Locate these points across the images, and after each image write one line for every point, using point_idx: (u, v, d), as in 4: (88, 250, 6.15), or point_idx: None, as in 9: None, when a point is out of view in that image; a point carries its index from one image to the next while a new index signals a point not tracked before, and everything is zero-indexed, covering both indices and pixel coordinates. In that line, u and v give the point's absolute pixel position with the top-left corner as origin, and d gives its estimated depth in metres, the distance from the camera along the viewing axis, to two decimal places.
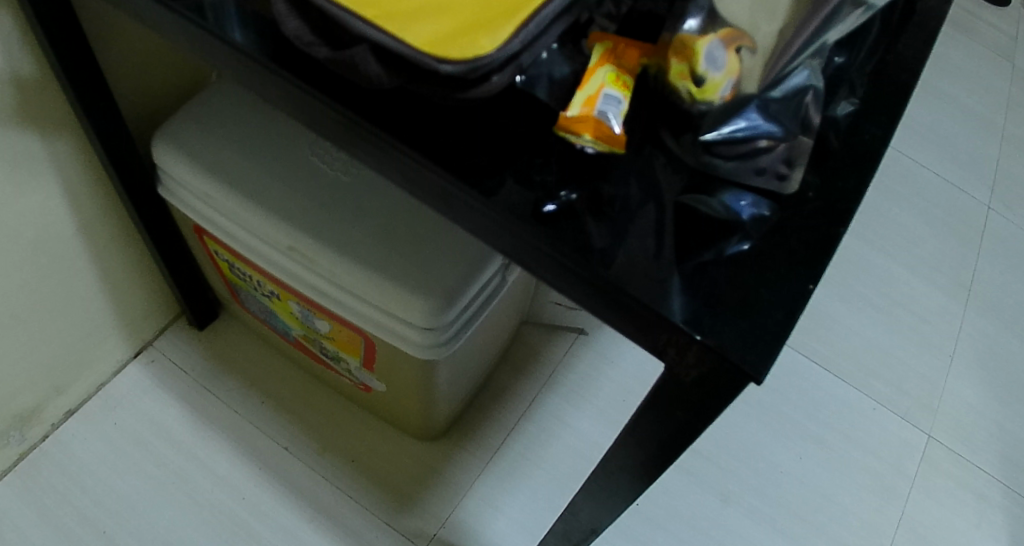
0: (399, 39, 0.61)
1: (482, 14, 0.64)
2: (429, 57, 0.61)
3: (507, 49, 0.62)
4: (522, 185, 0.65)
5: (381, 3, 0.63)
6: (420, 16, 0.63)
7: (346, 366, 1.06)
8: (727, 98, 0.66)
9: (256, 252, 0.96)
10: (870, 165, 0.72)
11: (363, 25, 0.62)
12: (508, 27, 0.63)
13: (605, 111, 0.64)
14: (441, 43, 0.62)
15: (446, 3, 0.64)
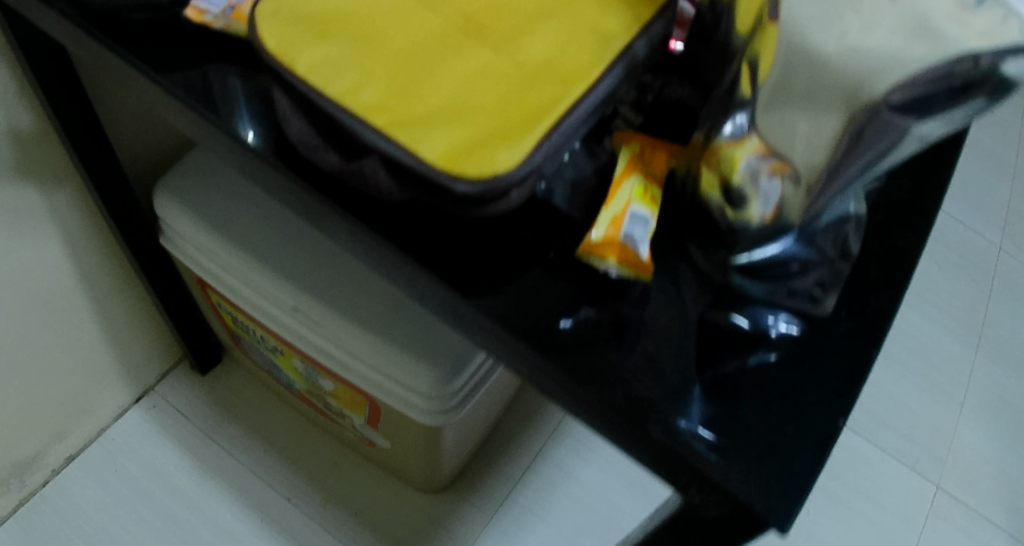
0: (414, 151, 0.58)
1: (506, 118, 0.60)
2: (445, 172, 0.58)
3: (531, 161, 0.58)
4: (537, 303, 0.63)
5: (397, 107, 0.60)
6: (440, 121, 0.60)
7: (351, 422, 1.07)
8: (766, 221, 0.59)
9: (263, 312, 0.99)
10: (903, 275, 0.69)
11: (375, 135, 0.59)
12: (532, 136, 0.59)
13: (631, 233, 0.60)
14: (460, 155, 0.58)
15: (465, 107, 0.60)
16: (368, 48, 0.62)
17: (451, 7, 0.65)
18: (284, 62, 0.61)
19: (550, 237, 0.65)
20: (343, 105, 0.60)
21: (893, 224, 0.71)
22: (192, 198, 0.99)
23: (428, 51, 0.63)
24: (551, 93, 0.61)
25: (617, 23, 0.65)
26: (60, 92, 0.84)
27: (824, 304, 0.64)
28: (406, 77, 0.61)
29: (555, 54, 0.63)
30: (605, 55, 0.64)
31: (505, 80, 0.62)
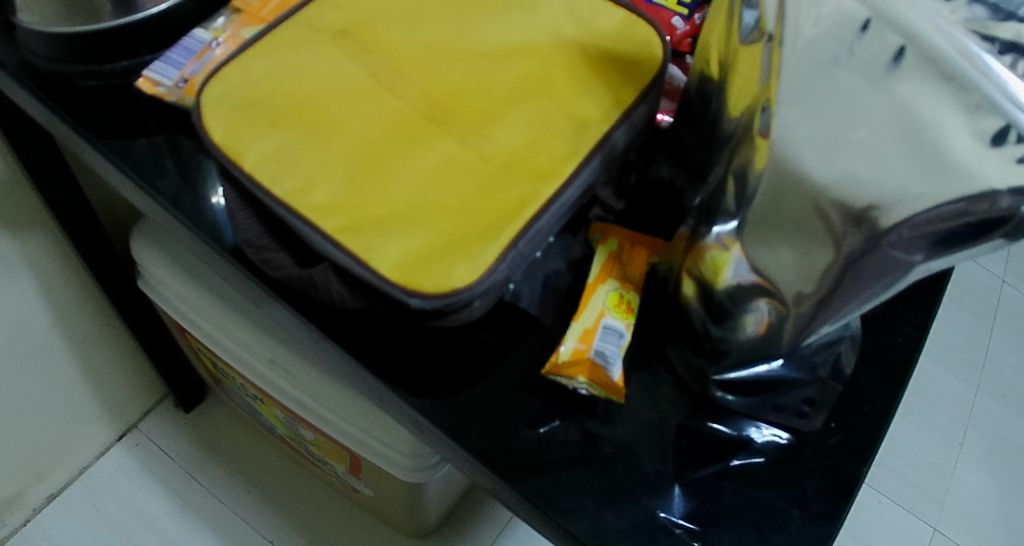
0: (367, 262, 0.54)
1: (468, 223, 0.55)
2: (399, 286, 0.54)
3: (492, 274, 0.54)
4: (501, 415, 0.59)
5: (351, 209, 0.56)
6: (395, 226, 0.55)
7: (333, 469, 1.02)
8: (757, 334, 0.55)
9: (242, 361, 0.95)
10: (901, 379, 0.63)
11: (327, 243, 0.55)
12: (495, 245, 0.54)
13: (602, 350, 0.55)
14: (416, 267, 0.54)
15: (424, 208, 0.56)
16: (322, 139, 0.58)
17: (414, 88, 0.60)
18: (232, 156, 0.57)
19: (516, 342, 0.61)
20: (294, 208, 0.56)
21: (890, 318, 0.66)
22: (168, 244, 0.95)
23: (387, 142, 0.58)
24: (518, 192, 0.56)
25: (596, 107, 0.59)
26: (28, 144, 0.80)
27: (812, 421, 0.60)
28: (362, 174, 0.57)
29: (527, 145, 0.58)
30: (580, 146, 0.58)
31: (469, 178, 0.57)
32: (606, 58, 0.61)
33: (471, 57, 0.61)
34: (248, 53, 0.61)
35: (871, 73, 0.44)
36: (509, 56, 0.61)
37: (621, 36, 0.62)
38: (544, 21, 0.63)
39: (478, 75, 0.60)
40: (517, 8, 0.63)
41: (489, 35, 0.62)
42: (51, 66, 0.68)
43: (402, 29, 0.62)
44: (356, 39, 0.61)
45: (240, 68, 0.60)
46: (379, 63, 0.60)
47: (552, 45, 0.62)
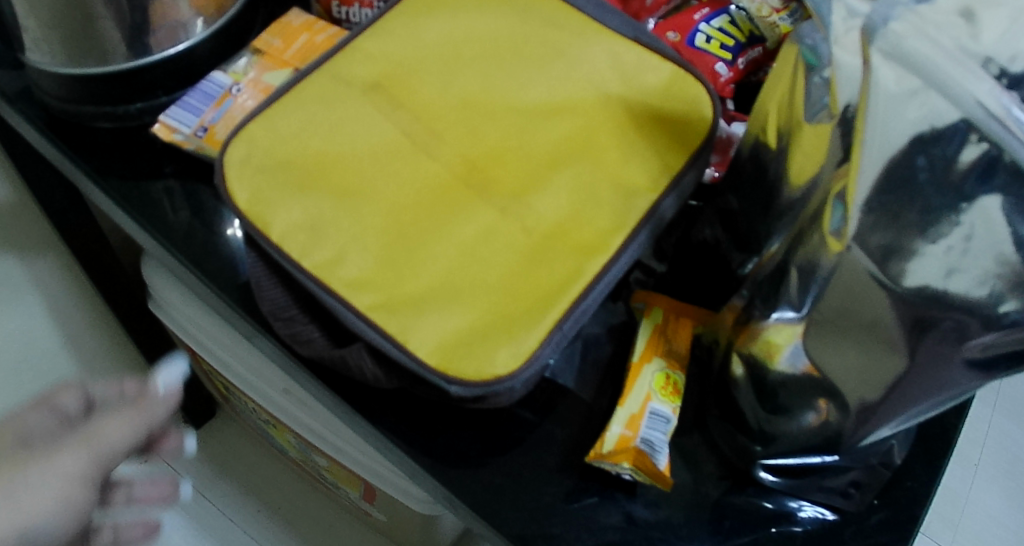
0: (403, 343, 0.51)
1: (509, 303, 0.51)
2: (436, 370, 0.50)
3: (537, 360, 0.50)
4: (539, 490, 0.56)
5: (387, 284, 0.52)
6: (431, 305, 0.52)
7: (346, 493, 0.98)
8: (815, 423, 0.53)
9: (254, 387, 0.91)
10: (944, 452, 0.60)
11: (361, 322, 0.51)
12: (538, 329, 0.51)
13: (649, 438, 0.53)
14: (457, 352, 0.50)
15: (463, 284, 0.52)
16: (352, 207, 0.54)
17: (450, 149, 0.56)
18: (256, 223, 0.54)
19: (554, 416, 0.58)
20: (323, 280, 0.52)
21: None
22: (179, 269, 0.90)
23: (422, 210, 0.54)
24: (561, 268, 0.53)
25: (642, 173, 0.56)
26: (37, 172, 0.77)
27: (857, 502, 0.57)
28: (396, 246, 0.53)
29: (570, 216, 0.54)
30: (627, 217, 0.54)
31: (510, 252, 0.53)
32: (653, 118, 0.58)
33: (510, 115, 0.58)
34: (274, 109, 0.58)
35: (964, 184, 0.41)
36: (549, 114, 0.58)
37: (667, 93, 0.59)
38: (586, 76, 0.59)
39: (517, 137, 0.57)
40: (557, 61, 0.60)
41: (529, 91, 0.58)
42: (62, 105, 0.65)
43: (436, 84, 0.58)
44: (388, 94, 0.58)
45: (265, 125, 0.57)
46: (412, 121, 0.57)
47: (595, 102, 0.58)
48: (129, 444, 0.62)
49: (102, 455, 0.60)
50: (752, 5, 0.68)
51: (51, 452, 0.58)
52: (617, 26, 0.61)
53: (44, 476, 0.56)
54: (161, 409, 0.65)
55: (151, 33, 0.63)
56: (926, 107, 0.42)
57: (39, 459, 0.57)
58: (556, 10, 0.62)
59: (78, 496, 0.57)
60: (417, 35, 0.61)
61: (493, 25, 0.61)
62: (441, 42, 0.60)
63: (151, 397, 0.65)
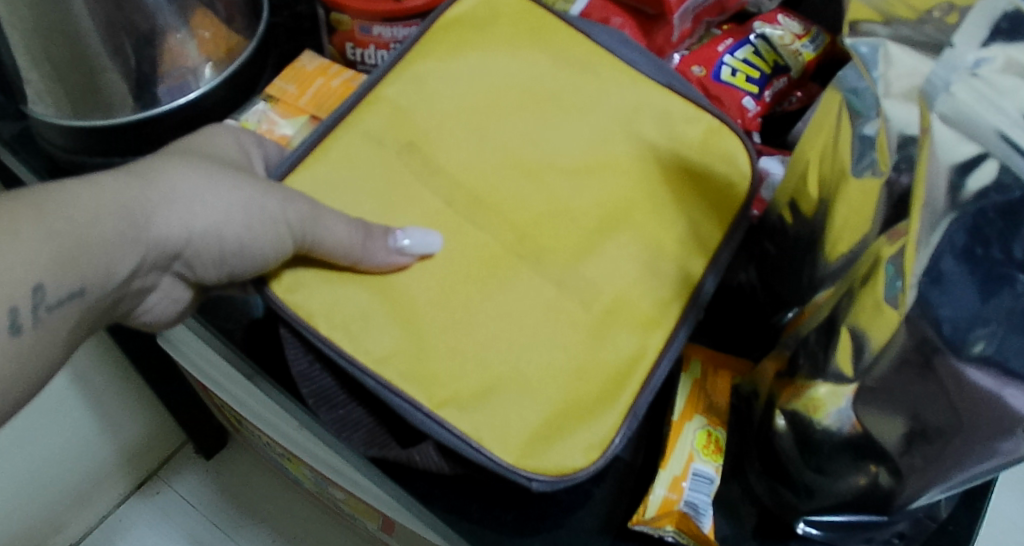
0: (475, 441, 0.49)
1: (579, 386, 0.51)
2: (518, 468, 0.49)
3: (613, 449, 0.49)
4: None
5: (446, 369, 0.51)
6: (500, 393, 0.50)
7: (364, 524, 0.96)
8: (863, 485, 0.52)
9: (268, 424, 0.86)
10: (986, 491, 0.59)
11: (431, 422, 0.49)
12: (611, 413, 0.50)
13: (693, 501, 0.52)
14: (533, 445, 0.49)
15: (525, 367, 0.51)
16: (393, 283, 0.53)
17: (497, 219, 0.55)
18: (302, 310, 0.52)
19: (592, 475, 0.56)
20: (376, 370, 0.50)
21: None
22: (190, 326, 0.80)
23: (475, 283, 0.53)
24: (624, 347, 0.52)
25: (683, 233, 0.56)
26: None
27: None
28: (451, 324, 0.52)
29: (625, 287, 0.54)
30: (676, 283, 0.54)
31: (572, 329, 0.52)
32: (687, 173, 0.57)
33: (551, 177, 0.57)
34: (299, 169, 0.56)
35: None
36: (590, 173, 0.57)
37: (704, 147, 0.58)
38: (621, 130, 0.59)
39: (561, 201, 0.56)
40: (589, 111, 0.59)
41: (566, 146, 0.58)
42: (70, 157, 0.63)
43: (469, 145, 0.57)
44: (420, 154, 0.57)
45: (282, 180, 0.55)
46: (451, 188, 0.56)
47: (633, 159, 0.58)
48: (336, 251, 0.51)
49: (314, 234, 0.51)
50: (775, 34, 0.66)
51: (270, 185, 0.52)
52: (648, 72, 0.61)
53: (249, 234, 0.51)
54: (379, 259, 0.52)
55: (159, 82, 0.61)
56: (991, 173, 0.41)
57: (276, 197, 0.51)
58: (585, 51, 0.61)
59: (271, 256, 0.52)
60: (443, 86, 0.59)
61: (526, 72, 0.60)
62: (468, 94, 0.59)
63: (373, 242, 0.52)
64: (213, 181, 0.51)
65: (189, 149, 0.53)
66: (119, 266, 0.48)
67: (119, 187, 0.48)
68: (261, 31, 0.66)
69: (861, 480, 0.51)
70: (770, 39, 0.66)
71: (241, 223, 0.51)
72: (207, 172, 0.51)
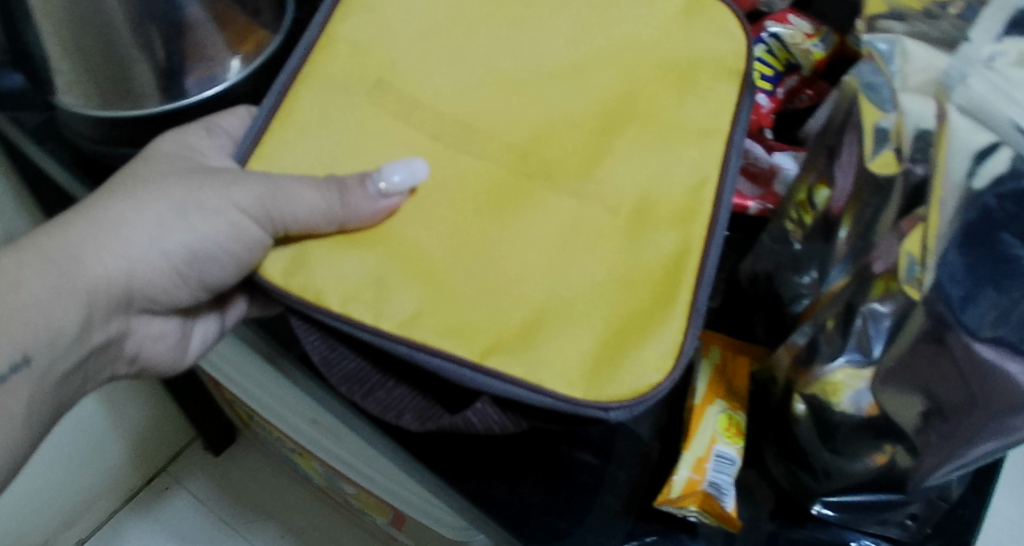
0: (536, 384, 0.48)
1: (632, 291, 0.49)
2: (588, 400, 0.47)
3: (685, 354, 0.47)
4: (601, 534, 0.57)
5: (462, 308, 0.50)
6: (551, 323, 0.49)
7: (373, 519, 0.97)
8: (879, 464, 0.54)
9: (283, 417, 0.87)
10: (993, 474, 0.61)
11: (483, 374, 0.48)
12: (672, 317, 0.48)
13: (716, 482, 0.53)
14: (599, 371, 0.48)
15: (551, 290, 0.50)
16: (393, 237, 0.52)
17: (491, 144, 0.54)
18: (307, 297, 0.51)
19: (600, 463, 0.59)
20: (407, 335, 0.49)
21: None
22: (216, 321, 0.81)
23: (492, 207, 0.52)
24: (664, 244, 0.51)
25: (701, 115, 0.54)
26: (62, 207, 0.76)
27: (912, 535, 0.58)
28: (469, 256, 0.51)
29: (648, 180, 0.52)
30: (705, 163, 0.53)
31: (607, 243, 0.51)
32: (672, 61, 0.55)
33: (538, 90, 0.55)
34: (271, 133, 0.55)
35: None
36: (583, 72, 0.55)
37: (685, 24, 0.56)
38: (588, 20, 0.57)
39: (558, 109, 0.55)
40: (551, 12, 0.57)
41: (546, 50, 0.56)
42: (94, 146, 0.64)
43: (446, 73, 0.56)
44: (393, 90, 0.56)
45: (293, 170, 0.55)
46: (439, 125, 0.54)
47: (615, 45, 0.56)
48: (311, 220, 0.51)
49: (273, 215, 0.51)
50: (786, 34, 0.68)
51: (216, 182, 0.54)
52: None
53: (198, 233, 0.54)
54: (365, 211, 0.51)
55: (188, 72, 0.62)
56: (1007, 161, 0.43)
57: (220, 189, 0.53)
58: None
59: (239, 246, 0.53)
60: (404, 20, 0.58)
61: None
62: (421, 15, 0.58)
63: (349, 196, 0.50)
64: (150, 201, 0.54)
65: (135, 175, 0.55)
66: (75, 317, 0.52)
67: (53, 243, 0.51)
68: (287, 23, 0.66)
69: (877, 459, 0.53)
70: (783, 37, 0.68)
71: (185, 231, 0.54)
72: (135, 196, 0.54)
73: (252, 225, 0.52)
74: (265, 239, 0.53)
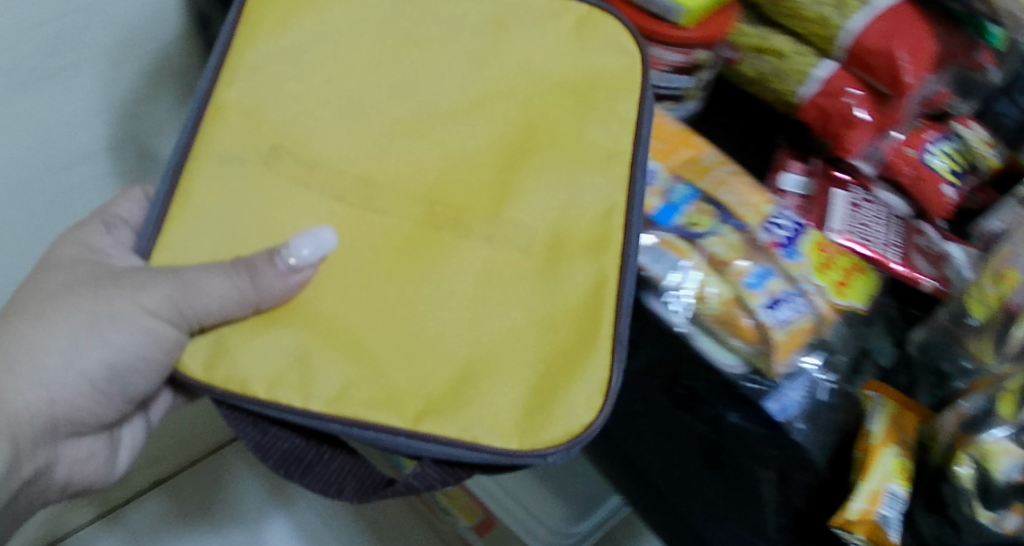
0: (472, 441, 0.45)
1: (552, 334, 0.47)
2: (526, 452, 0.45)
3: (615, 391, 0.46)
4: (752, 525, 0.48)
5: (380, 367, 0.46)
6: (480, 378, 0.46)
7: (454, 522, 0.92)
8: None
9: None
10: None
11: (427, 442, 0.45)
12: (597, 361, 0.46)
13: (886, 516, 0.43)
14: (537, 417, 0.45)
15: (468, 353, 0.46)
16: (309, 311, 0.47)
17: (394, 198, 0.49)
18: (234, 388, 0.46)
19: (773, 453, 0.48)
20: (340, 413, 0.45)
21: None
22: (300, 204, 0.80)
23: (405, 263, 0.48)
24: (582, 278, 0.48)
25: (606, 138, 0.51)
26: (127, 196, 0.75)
27: None
28: (380, 315, 0.47)
29: (562, 216, 0.49)
30: (612, 197, 0.50)
31: (526, 288, 0.48)
32: (571, 89, 0.52)
33: (442, 126, 0.50)
34: (173, 218, 0.48)
35: None
36: (483, 104, 0.51)
37: (580, 42, 0.53)
38: (477, 51, 0.52)
39: (459, 151, 0.50)
40: (445, 48, 0.52)
41: (438, 90, 0.51)
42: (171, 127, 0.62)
43: (343, 124, 0.50)
44: (291, 156, 0.49)
45: None
46: (341, 179, 0.49)
47: (510, 71, 0.52)
48: (224, 309, 0.45)
49: (190, 309, 0.45)
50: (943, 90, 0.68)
51: (112, 288, 0.47)
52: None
53: (116, 348, 0.48)
54: (277, 290, 0.45)
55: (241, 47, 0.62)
56: None
57: (124, 294, 0.47)
58: None
59: (161, 353, 0.47)
60: (308, 60, 0.51)
61: (350, 32, 0.51)
62: (308, 69, 0.51)
63: (261, 276, 0.45)
64: (45, 324, 0.47)
65: (16, 302, 0.48)
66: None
67: None
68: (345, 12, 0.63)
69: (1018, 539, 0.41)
70: (964, 139, 0.59)
71: (101, 348, 0.48)
72: (41, 309, 0.47)
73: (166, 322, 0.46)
74: (179, 338, 0.46)
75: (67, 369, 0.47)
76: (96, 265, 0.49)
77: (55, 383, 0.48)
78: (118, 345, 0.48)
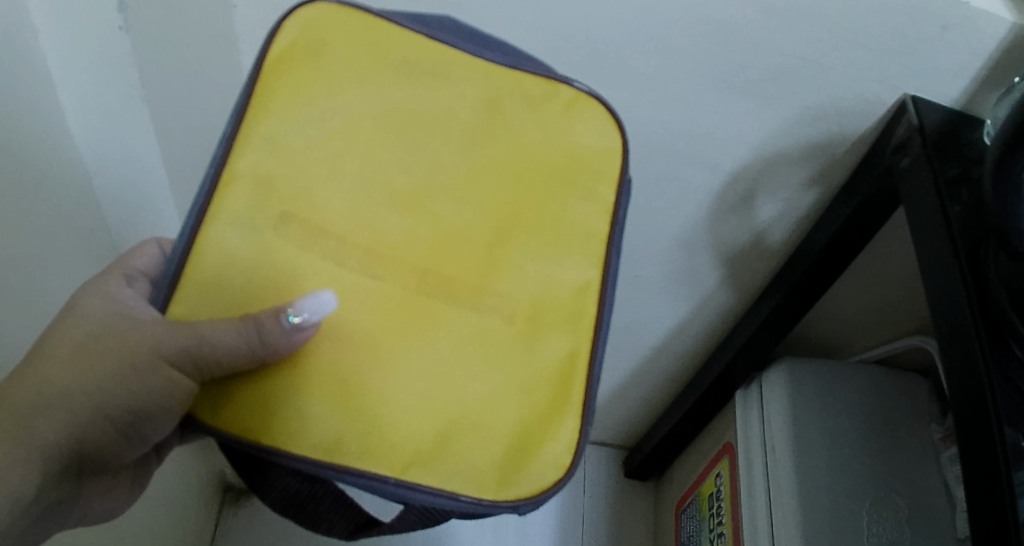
0: (451, 490, 0.52)
1: (530, 393, 0.55)
2: (500, 501, 0.53)
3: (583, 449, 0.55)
4: None
5: (375, 425, 0.52)
6: (461, 433, 0.53)
7: None
8: None
9: None
10: None
11: (412, 490, 0.52)
12: (565, 425, 0.55)
13: None
14: (510, 472, 0.53)
15: (450, 412, 0.53)
16: (311, 369, 0.52)
17: (395, 268, 0.54)
18: (238, 431, 0.51)
19: None
20: (334, 461, 0.51)
21: None
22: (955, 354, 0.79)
23: (397, 327, 0.53)
24: (554, 350, 0.56)
25: (587, 218, 0.57)
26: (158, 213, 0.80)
27: None
28: (373, 370, 0.53)
29: (543, 291, 0.56)
30: (589, 277, 0.57)
31: (506, 354, 0.55)
32: (557, 169, 0.57)
33: (438, 202, 0.55)
34: (187, 274, 0.52)
35: None
36: (479, 180, 0.56)
37: (564, 123, 0.58)
38: (474, 129, 0.56)
39: (455, 223, 0.55)
40: (446, 125, 0.56)
41: (440, 168, 0.56)
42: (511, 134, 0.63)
43: (346, 193, 0.54)
44: (299, 222, 0.54)
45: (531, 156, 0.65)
46: (344, 247, 0.54)
47: (502, 152, 0.57)
48: (234, 361, 0.50)
49: (203, 362, 0.50)
50: None
51: (132, 340, 0.52)
52: (492, 57, 0.57)
53: (131, 391, 0.52)
54: (282, 345, 0.50)
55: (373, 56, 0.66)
56: None
57: (141, 347, 0.51)
58: (346, 49, 0.55)
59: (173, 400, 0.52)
60: (318, 132, 0.55)
61: (359, 107, 0.55)
62: (318, 140, 0.55)
63: (270, 338, 0.50)
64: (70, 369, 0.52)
65: (41, 349, 0.53)
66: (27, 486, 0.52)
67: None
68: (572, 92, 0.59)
69: None
70: None
71: (122, 390, 0.53)
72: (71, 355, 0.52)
73: (178, 374, 0.51)
74: (193, 387, 0.51)
75: (89, 409, 0.53)
76: (116, 315, 0.53)
77: (77, 421, 0.53)
78: (136, 388, 0.52)
